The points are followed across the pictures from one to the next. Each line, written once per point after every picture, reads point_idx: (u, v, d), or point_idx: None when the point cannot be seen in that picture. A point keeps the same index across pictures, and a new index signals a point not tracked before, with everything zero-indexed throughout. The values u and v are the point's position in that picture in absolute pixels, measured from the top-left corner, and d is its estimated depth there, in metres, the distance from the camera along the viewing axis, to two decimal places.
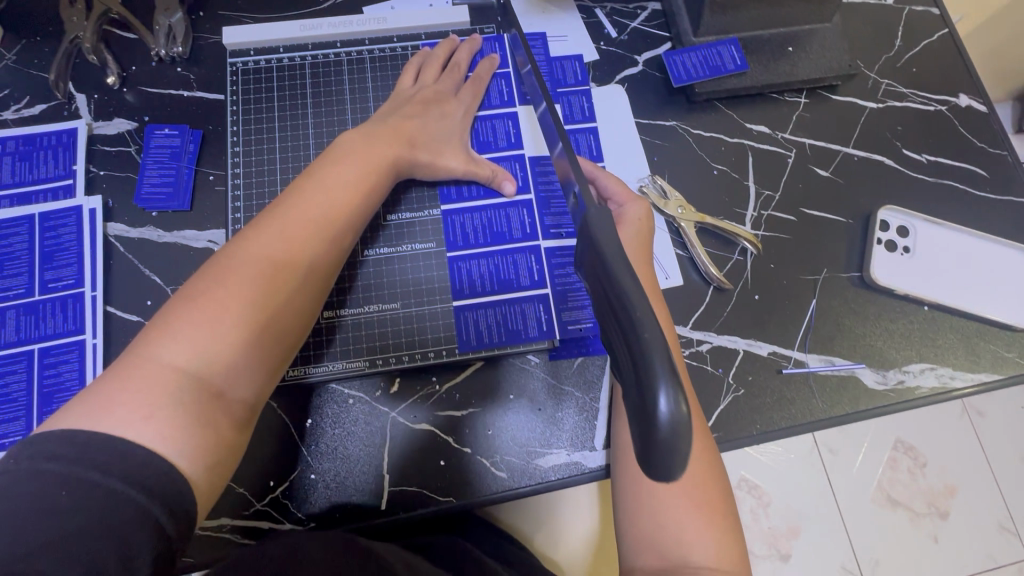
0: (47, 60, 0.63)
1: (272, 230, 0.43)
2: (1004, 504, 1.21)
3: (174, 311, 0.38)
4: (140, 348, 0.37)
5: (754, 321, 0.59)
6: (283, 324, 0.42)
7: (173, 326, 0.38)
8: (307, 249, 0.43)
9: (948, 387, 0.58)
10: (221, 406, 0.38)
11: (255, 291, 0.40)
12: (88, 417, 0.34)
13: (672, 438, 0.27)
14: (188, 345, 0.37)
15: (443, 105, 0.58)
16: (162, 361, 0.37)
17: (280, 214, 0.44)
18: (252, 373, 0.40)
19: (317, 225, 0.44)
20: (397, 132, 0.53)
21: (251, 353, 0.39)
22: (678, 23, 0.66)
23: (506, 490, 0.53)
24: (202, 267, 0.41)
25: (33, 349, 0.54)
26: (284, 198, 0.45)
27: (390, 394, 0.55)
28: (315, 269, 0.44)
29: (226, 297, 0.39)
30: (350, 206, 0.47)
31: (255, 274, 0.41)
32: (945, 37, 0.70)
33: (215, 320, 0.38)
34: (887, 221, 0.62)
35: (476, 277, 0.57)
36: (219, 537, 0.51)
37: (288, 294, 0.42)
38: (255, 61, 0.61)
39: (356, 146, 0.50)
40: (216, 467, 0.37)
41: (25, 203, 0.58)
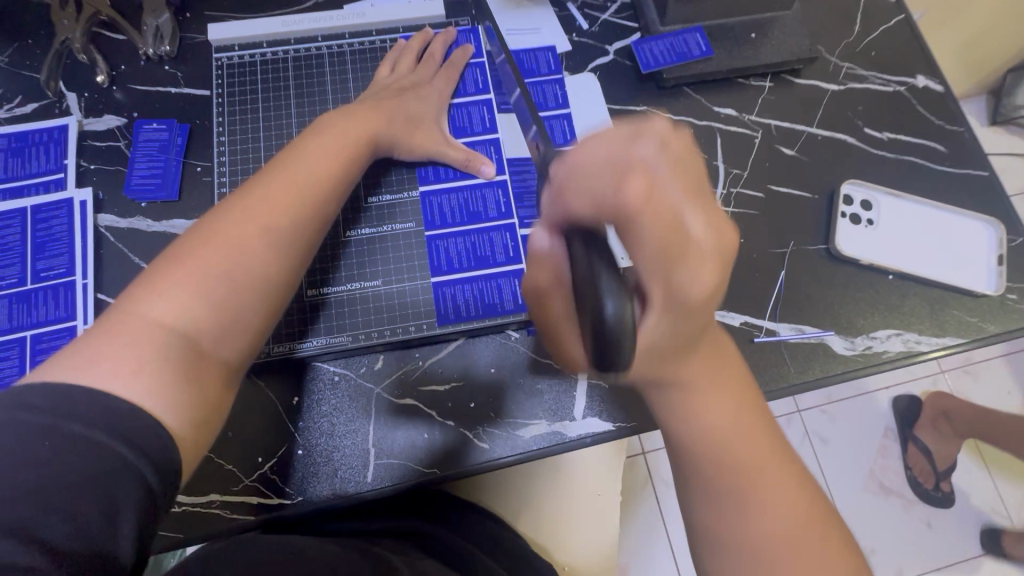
0: (38, 61, 0.65)
1: (258, 195, 0.45)
2: (992, 486, 1.24)
3: (160, 271, 0.39)
4: (126, 304, 0.38)
5: (726, 293, 0.61)
6: (270, 286, 0.43)
7: (159, 284, 0.39)
8: (294, 214, 0.45)
9: (914, 351, 0.60)
10: (208, 364, 0.39)
11: (244, 254, 0.42)
12: (71, 372, 0.33)
13: (617, 334, 0.32)
14: (174, 303, 0.38)
15: (417, 89, 0.60)
16: (147, 317, 0.37)
17: (266, 181, 0.46)
18: (237, 335, 0.41)
19: (304, 192, 0.46)
20: (374, 109, 0.55)
21: (238, 313, 0.41)
22: (646, 14, 0.69)
23: (490, 461, 0.54)
24: (188, 232, 0.42)
25: (25, 336, 0.56)
26: (270, 168, 0.47)
27: (375, 370, 0.56)
28: (302, 233, 0.46)
29: (214, 256, 0.41)
30: (332, 177, 0.49)
31: (242, 236, 0.42)
32: (901, 22, 0.73)
33: (203, 280, 0.40)
34: (850, 196, 0.65)
35: (454, 256, 0.59)
36: (210, 513, 0.52)
37: (273, 256, 0.43)
38: (239, 56, 0.64)
39: (337, 123, 0.53)
40: (202, 426, 0.38)
41: (18, 197, 0.60)
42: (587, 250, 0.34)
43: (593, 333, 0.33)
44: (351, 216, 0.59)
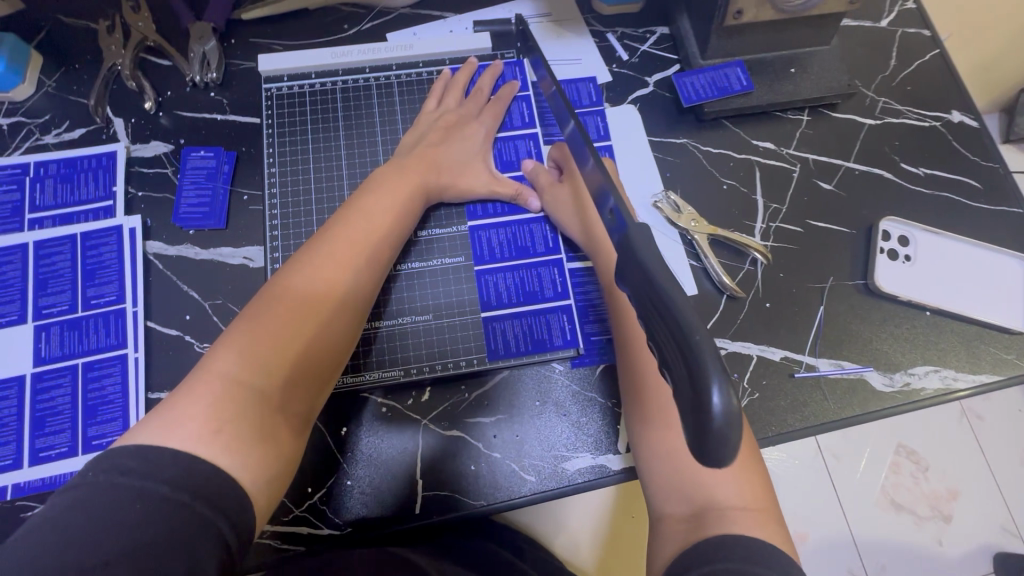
0: (86, 87, 0.66)
1: (321, 253, 0.48)
2: (1005, 505, 1.25)
3: (235, 332, 0.43)
4: (208, 363, 0.41)
5: (767, 328, 0.62)
6: (331, 340, 0.46)
7: (237, 343, 0.42)
8: (353, 270, 0.49)
9: (951, 389, 0.61)
10: (279, 419, 0.42)
11: (311, 310, 0.45)
12: (159, 433, 0.36)
13: (726, 431, 0.24)
14: (249, 361, 0.41)
15: (467, 129, 0.62)
16: (225, 376, 0.40)
17: (328, 238, 0.49)
18: (304, 389, 0.44)
19: (363, 247, 0.50)
20: (424, 161, 0.58)
21: (305, 367, 0.44)
22: (687, 47, 0.70)
23: (535, 493, 0.55)
24: (260, 292, 0.46)
25: (77, 364, 0.56)
26: (330, 224, 0.51)
27: (422, 403, 0.57)
28: (360, 287, 0.49)
29: (285, 315, 0.44)
30: (386, 231, 0.52)
31: (308, 293, 0.46)
32: (936, 57, 0.74)
33: (275, 338, 0.43)
34: (888, 232, 0.66)
35: (502, 290, 0.60)
36: (260, 543, 0.53)
37: (335, 312, 0.47)
38: (288, 86, 0.64)
39: (391, 176, 0.55)
40: (273, 480, 0.40)
41: (67, 223, 0.60)
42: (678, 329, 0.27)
43: (692, 430, 0.25)
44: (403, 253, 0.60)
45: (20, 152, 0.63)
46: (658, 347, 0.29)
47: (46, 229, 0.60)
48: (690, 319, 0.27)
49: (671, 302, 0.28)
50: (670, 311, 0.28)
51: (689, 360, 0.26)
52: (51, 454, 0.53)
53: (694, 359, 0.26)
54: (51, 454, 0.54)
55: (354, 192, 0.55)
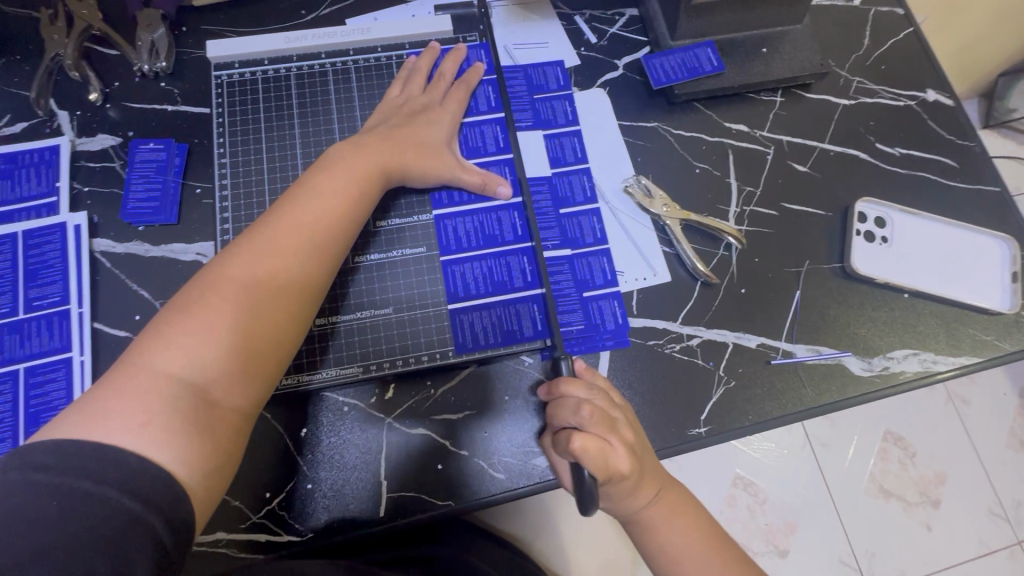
0: (27, 79, 0.62)
1: (267, 238, 0.46)
2: (992, 490, 1.25)
3: (168, 321, 0.41)
4: (138, 353, 0.39)
5: (742, 314, 0.60)
6: (278, 329, 0.44)
7: (170, 332, 0.40)
8: (298, 257, 0.46)
9: (931, 371, 0.60)
10: (218, 411, 0.40)
11: (253, 298, 0.43)
12: (81, 427, 0.35)
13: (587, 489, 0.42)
14: (181, 352, 0.39)
15: (431, 114, 0.59)
16: (156, 369, 0.38)
17: (274, 221, 0.47)
18: (248, 381, 0.42)
19: (310, 233, 0.47)
20: (386, 142, 0.55)
21: (245, 358, 0.42)
22: (656, 28, 0.68)
23: (504, 491, 0.53)
24: (197, 277, 0.44)
25: (19, 369, 0.53)
26: (279, 206, 0.48)
27: (385, 401, 0.55)
28: (310, 275, 0.47)
29: (221, 302, 0.42)
30: (341, 214, 0.49)
31: (249, 281, 0.43)
32: (910, 35, 0.73)
33: (211, 326, 0.41)
34: (865, 213, 0.64)
35: (467, 279, 0.57)
36: (216, 552, 0.50)
37: (281, 299, 0.44)
38: (240, 73, 0.61)
39: (347, 155, 0.53)
40: (213, 475, 0.38)
41: (8, 221, 0.57)
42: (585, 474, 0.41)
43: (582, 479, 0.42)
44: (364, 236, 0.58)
45: None
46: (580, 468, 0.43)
47: None
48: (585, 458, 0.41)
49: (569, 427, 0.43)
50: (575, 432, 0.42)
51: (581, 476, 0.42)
52: None
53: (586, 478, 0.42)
54: None
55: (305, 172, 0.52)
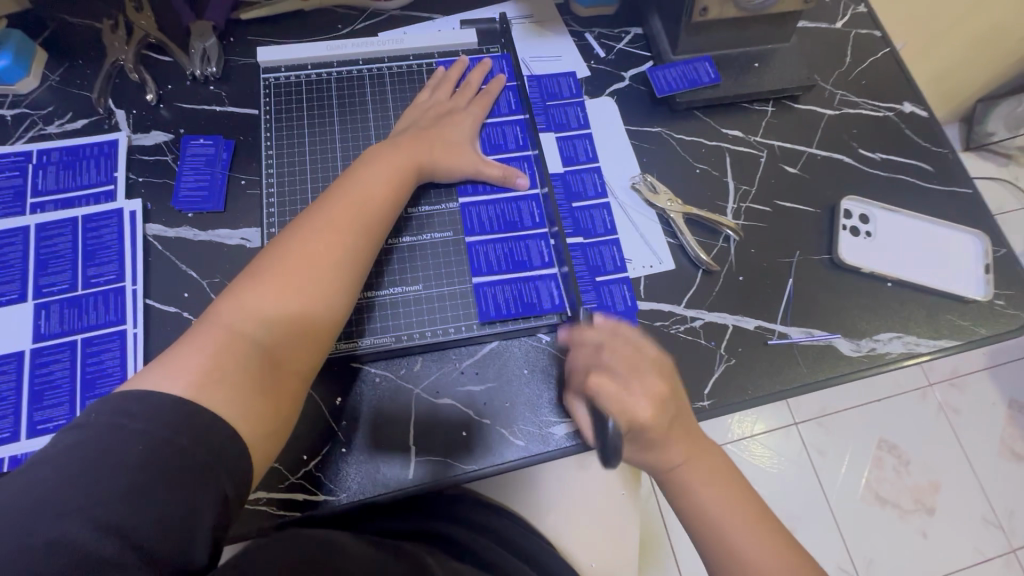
0: (89, 81, 0.69)
1: (320, 221, 0.51)
2: (984, 496, 1.29)
3: (237, 292, 0.46)
4: (212, 321, 0.45)
5: (740, 299, 0.65)
6: (331, 301, 0.49)
7: (239, 304, 0.46)
8: (346, 239, 0.51)
9: (914, 352, 0.65)
10: (281, 371, 0.45)
11: (309, 272, 0.48)
12: (165, 377, 0.40)
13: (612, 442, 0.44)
14: (249, 318, 0.45)
15: (454, 117, 0.65)
16: (228, 331, 0.44)
17: (326, 206, 0.52)
18: (305, 347, 0.47)
19: (358, 217, 0.53)
20: (420, 141, 0.61)
21: (303, 326, 0.47)
22: (659, 45, 0.75)
23: (524, 457, 0.57)
24: (260, 255, 0.49)
25: (76, 340, 0.58)
26: (330, 194, 0.54)
27: (414, 372, 0.59)
28: (358, 253, 0.52)
29: (282, 277, 0.47)
30: (383, 202, 0.55)
31: (306, 257, 0.49)
32: (887, 55, 0.80)
33: (274, 299, 0.46)
34: (850, 210, 0.70)
35: (493, 262, 0.63)
36: (256, 510, 0.54)
37: (333, 274, 0.50)
38: (285, 76, 0.68)
39: (387, 153, 0.59)
40: (271, 433, 0.43)
41: (69, 207, 0.63)
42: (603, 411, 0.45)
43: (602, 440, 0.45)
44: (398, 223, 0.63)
45: (22, 141, 0.66)
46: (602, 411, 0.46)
47: (48, 213, 0.62)
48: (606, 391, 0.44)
49: None
50: None
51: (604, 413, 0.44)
52: (48, 426, 0.54)
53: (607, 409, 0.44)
54: (49, 426, 0.55)
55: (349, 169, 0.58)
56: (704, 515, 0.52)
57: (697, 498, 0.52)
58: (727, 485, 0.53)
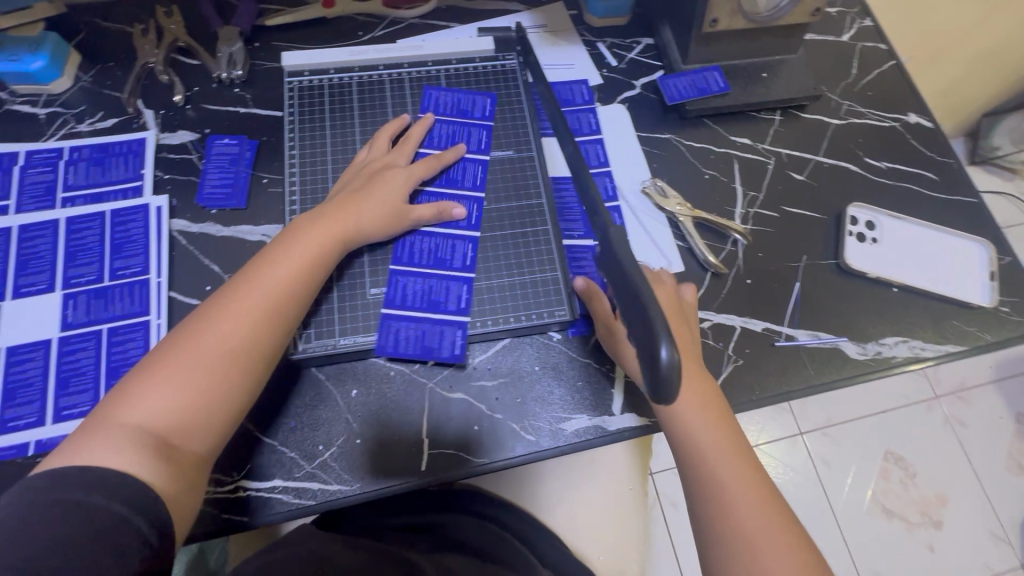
0: (119, 82, 0.71)
1: (226, 302, 0.52)
2: (992, 510, 1.28)
3: (139, 376, 0.48)
4: (115, 407, 0.46)
5: (748, 301, 0.67)
6: (235, 380, 0.50)
7: (142, 388, 0.47)
8: (250, 320, 0.51)
9: (919, 356, 0.66)
10: (179, 456, 0.46)
11: (207, 353, 0.49)
12: (68, 456, 0.43)
13: (669, 372, 0.38)
14: (145, 404, 0.46)
15: (388, 172, 0.62)
16: (127, 417, 0.45)
17: (233, 287, 0.53)
18: (204, 430, 0.48)
19: (264, 295, 0.53)
20: (345, 206, 0.59)
21: (199, 416, 0.47)
22: (669, 55, 0.77)
23: (534, 452, 0.59)
24: (167, 337, 0.51)
25: (102, 329, 0.59)
26: (245, 271, 0.54)
27: (428, 367, 0.61)
28: (264, 331, 0.52)
29: (183, 363, 0.48)
30: (294, 276, 0.55)
31: (207, 339, 0.49)
32: (893, 67, 0.82)
33: (174, 385, 0.47)
34: (856, 217, 0.72)
35: (430, 290, 0.62)
36: (273, 497, 0.55)
37: (236, 354, 0.50)
38: (309, 80, 0.70)
39: (306, 223, 0.58)
40: (179, 502, 0.45)
41: (97, 202, 0.65)
42: (647, 343, 0.40)
43: (649, 370, 0.40)
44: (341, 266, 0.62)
45: (54, 138, 0.68)
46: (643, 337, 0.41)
47: (78, 207, 0.64)
48: (656, 317, 0.39)
49: (639, 287, 0.42)
50: (639, 296, 0.41)
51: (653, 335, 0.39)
52: (73, 412, 0.56)
53: (654, 327, 0.39)
54: (73, 412, 0.56)
55: (275, 239, 0.58)
56: (726, 509, 0.50)
57: (720, 489, 0.51)
58: (756, 489, 0.51)
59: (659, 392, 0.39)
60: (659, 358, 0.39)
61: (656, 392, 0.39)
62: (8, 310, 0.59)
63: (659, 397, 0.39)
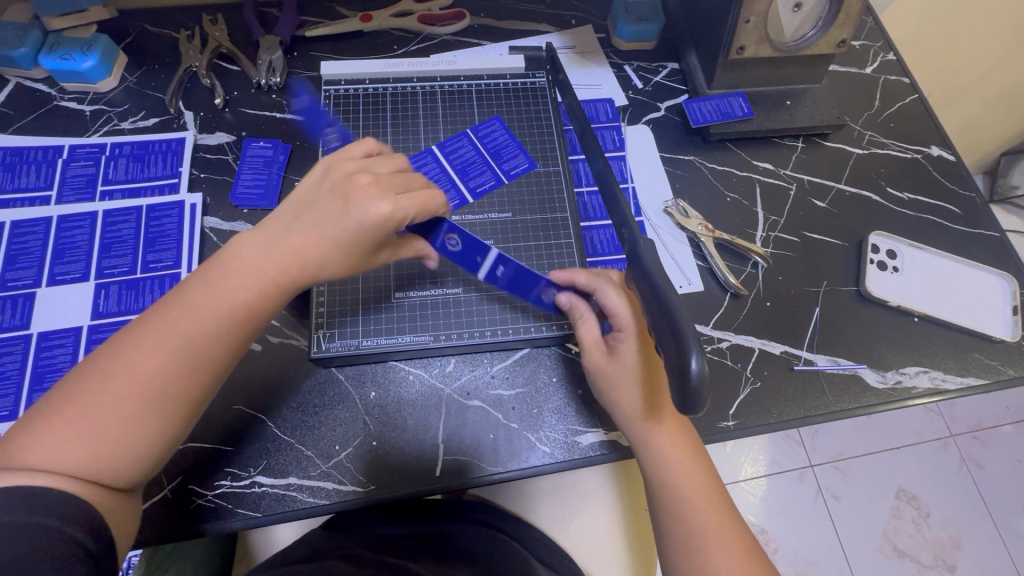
0: (163, 84, 0.74)
1: (157, 324, 0.43)
2: (1008, 556, 1.25)
3: (49, 403, 0.41)
4: (4, 448, 0.39)
5: (768, 324, 0.67)
6: (162, 417, 0.42)
7: (39, 428, 0.39)
8: (175, 354, 0.42)
9: (940, 388, 0.65)
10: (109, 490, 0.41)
11: (129, 384, 0.41)
12: None
13: (699, 385, 0.39)
14: (53, 437, 0.39)
15: (366, 194, 0.46)
16: (32, 450, 0.39)
17: (168, 306, 0.44)
18: (123, 475, 0.41)
19: (207, 318, 0.44)
20: (313, 225, 0.47)
21: (116, 455, 0.41)
22: (695, 79, 0.79)
23: (548, 463, 0.59)
24: (90, 357, 0.43)
25: (131, 319, 0.61)
26: (189, 284, 0.45)
27: (447, 373, 0.61)
28: (203, 363, 0.44)
29: (87, 404, 0.40)
30: (244, 298, 0.45)
31: (129, 369, 0.41)
32: (916, 100, 0.83)
33: (78, 427, 0.40)
34: (877, 245, 0.72)
35: (431, 304, 0.62)
36: (286, 495, 0.56)
37: (163, 388, 0.42)
38: (344, 89, 0.73)
39: (266, 235, 0.47)
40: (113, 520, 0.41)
41: (135, 196, 0.67)
42: (678, 362, 0.40)
43: (677, 379, 0.40)
44: (335, 298, 0.61)
45: (98, 134, 0.71)
46: (668, 350, 0.42)
47: (116, 201, 0.66)
48: (686, 328, 0.40)
49: (666, 299, 0.43)
50: (668, 308, 0.43)
51: (681, 344, 0.40)
52: None
53: (684, 339, 0.40)
54: None
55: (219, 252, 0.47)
56: (686, 522, 0.51)
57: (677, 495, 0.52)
58: (713, 499, 0.52)
59: (687, 406, 0.40)
60: (688, 370, 0.39)
61: (685, 408, 0.40)
62: (42, 296, 0.61)
63: (687, 407, 0.40)
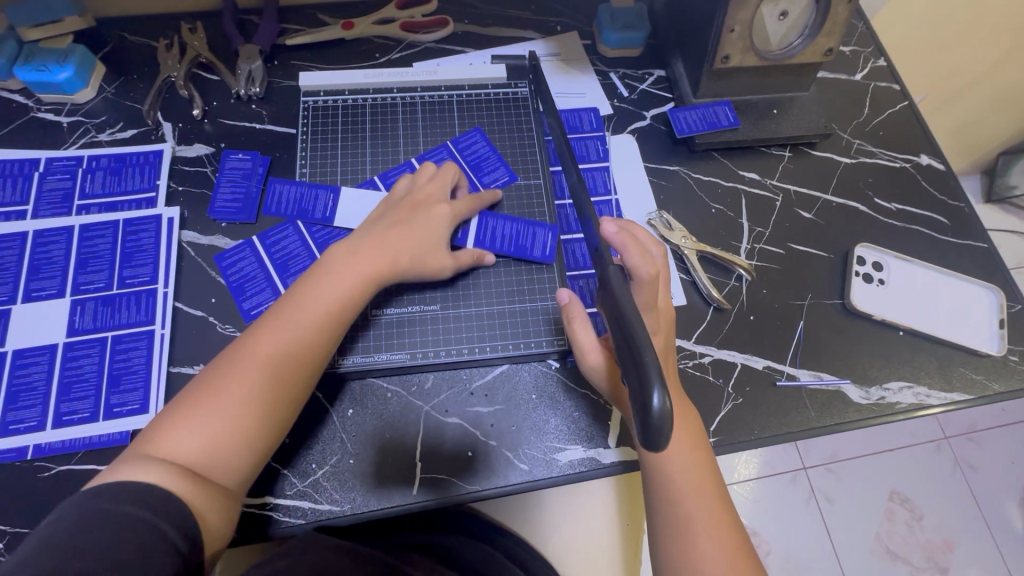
0: (141, 94, 0.73)
1: (272, 324, 0.51)
2: (1001, 558, 1.25)
3: (184, 400, 0.47)
4: (148, 440, 0.45)
5: (751, 339, 0.66)
6: (278, 403, 0.49)
7: (178, 418, 0.46)
8: (289, 346, 0.50)
9: (924, 404, 0.65)
10: (207, 484, 0.44)
11: (252, 375, 0.48)
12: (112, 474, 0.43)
13: (660, 422, 0.38)
14: (191, 427, 0.46)
15: (431, 206, 0.61)
16: (172, 440, 0.45)
17: (279, 309, 0.52)
18: (238, 461, 0.47)
19: (315, 314, 0.52)
20: (393, 234, 0.58)
21: (238, 441, 0.47)
22: (680, 87, 0.78)
23: (526, 481, 0.58)
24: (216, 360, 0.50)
25: (106, 337, 0.60)
26: (293, 292, 0.54)
27: (424, 390, 0.61)
28: (310, 355, 0.51)
29: (217, 395, 0.47)
30: (342, 298, 0.54)
31: (253, 362, 0.49)
32: (905, 108, 0.82)
33: (209, 417, 0.46)
34: (863, 257, 0.71)
35: (408, 322, 0.63)
36: (263, 515, 0.55)
37: (279, 376, 0.49)
38: (324, 100, 0.72)
39: (356, 246, 0.57)
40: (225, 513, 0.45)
41: (112, 211, 0.66)
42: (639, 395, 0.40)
43: (639, 416, 0.40)
44: None
45: (75, 147, 0.70)
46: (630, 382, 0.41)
47: (92, 215, 0.66)
48: (649, 362, 0.40)
49: (629, 328, 0.43)
50: (631, 339, 0.42)
51: (643, 378, 0.39)
52: (72, 418, 0.57)
53: (646, 373, 0.39)
54: (72, 418, 0.57)
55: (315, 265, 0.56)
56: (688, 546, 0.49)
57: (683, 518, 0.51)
58: (721, 525, 0.51)
59: (649, 442, 0.39)
60: (650, 406, 0.39)
61: (647, 444, 0.40)
62: (18, 313, 0.61)
63: (651, 444, 0.39)
